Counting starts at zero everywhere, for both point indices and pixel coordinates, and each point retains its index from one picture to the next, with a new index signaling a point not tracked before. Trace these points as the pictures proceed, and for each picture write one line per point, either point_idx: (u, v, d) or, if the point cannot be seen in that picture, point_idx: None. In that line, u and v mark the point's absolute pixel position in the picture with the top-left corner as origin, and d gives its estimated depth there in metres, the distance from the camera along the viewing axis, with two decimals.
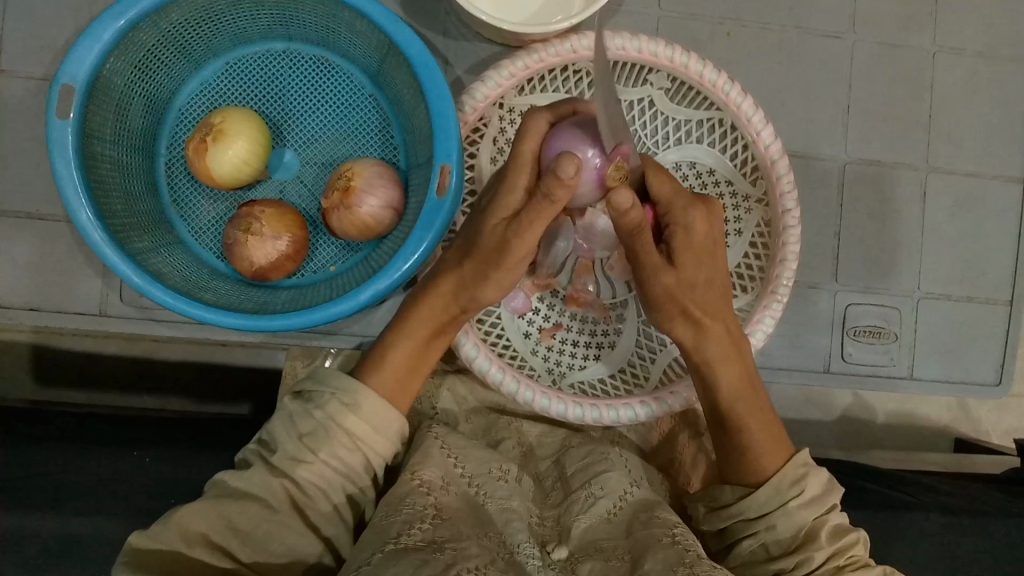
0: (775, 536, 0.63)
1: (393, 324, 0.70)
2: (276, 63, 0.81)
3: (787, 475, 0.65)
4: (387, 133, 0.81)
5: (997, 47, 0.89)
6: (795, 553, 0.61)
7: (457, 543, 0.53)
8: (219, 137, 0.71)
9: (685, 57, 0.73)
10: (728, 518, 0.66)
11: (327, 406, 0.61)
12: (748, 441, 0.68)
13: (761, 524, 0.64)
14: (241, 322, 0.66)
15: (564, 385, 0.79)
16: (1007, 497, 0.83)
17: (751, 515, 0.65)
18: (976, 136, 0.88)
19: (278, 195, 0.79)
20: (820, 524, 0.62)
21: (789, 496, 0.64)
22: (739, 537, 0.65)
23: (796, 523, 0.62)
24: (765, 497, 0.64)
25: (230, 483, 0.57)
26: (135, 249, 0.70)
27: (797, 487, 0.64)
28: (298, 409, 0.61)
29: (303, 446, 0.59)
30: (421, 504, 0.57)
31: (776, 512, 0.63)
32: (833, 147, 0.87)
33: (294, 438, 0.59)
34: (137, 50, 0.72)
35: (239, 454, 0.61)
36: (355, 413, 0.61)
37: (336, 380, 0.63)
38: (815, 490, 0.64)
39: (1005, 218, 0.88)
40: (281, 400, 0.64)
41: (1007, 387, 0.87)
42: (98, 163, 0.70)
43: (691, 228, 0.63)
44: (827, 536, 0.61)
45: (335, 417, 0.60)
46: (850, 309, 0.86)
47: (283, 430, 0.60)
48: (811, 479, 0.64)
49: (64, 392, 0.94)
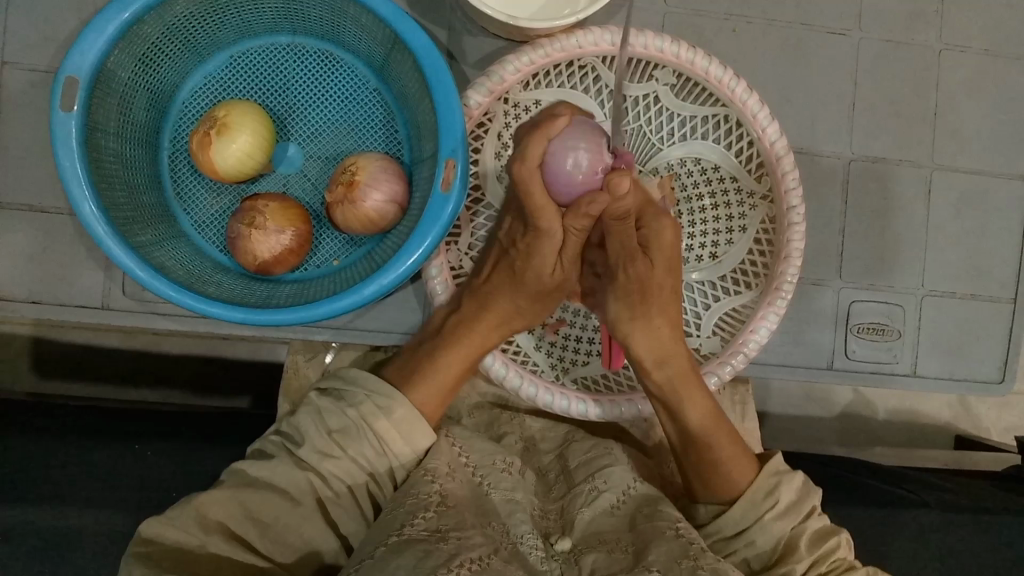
0: (754, 552, 0.63)
1: (433, 341, 0.71)
2: (280, 57, 0.80)
3: (760, 488, 0.65)
4: (391, 128, 0.80)
5: (1003, 44, 0.89)
6: (777, 566, 0.61)
7: (461, 533, 0.52)
8: (223, 130, 0.71)
9: (691, 54, 0.72)
10: (706, 537, 0.66)
11: (362, 407, 0.62)
12: (715, 458, 0.67)
13: (741, 541, 0.64)
14: (245, 316, 0.66)
15: (567, 380, 0.79)
16: (1008, 495, 0.83)
17: (728, 533, 0.65)
18: (981, 133, 0.88)
19: (281, 189, 0.79)
20: (799, 533, 0.62)
21: (764, 510, 0.64)
22: (720, 556, 0.65)
23: (774, 535, 0.62)
24: (740, 513, 0.64)
25: (252, 474, 0.57)
26: (139, 242, 0.70)
27: (771, 499, 0.64)
28: (329, 406, 0.62)
29: (332, 442, 0.60)
30: (425, 491, 0.57)
31: (754, 527, 0.63)
32: (838, 145, 0.86)
33: (323, 432, 0.60)
34: (141, 43, 0.71)
35: (259, 443, 0.61)
36: (387, 416, 0.62)
37: (369, 382, 0.64)
38: (789, 498, 0.64)
39: (1008, 216, 0.88)
40: (308, 395, 0.64)
41: (1010, 385, 0.87)
42: (101, 156, 0.70)
43: (662, 233, 0.68)
44: (806, 545, 0.61)
45: (368, 418, 0.61)
46: (853, 307, 0.86)
47: (310, 424, 0.61)
48: (784, 488, 0.64)
49: (66, 385, 0.93)
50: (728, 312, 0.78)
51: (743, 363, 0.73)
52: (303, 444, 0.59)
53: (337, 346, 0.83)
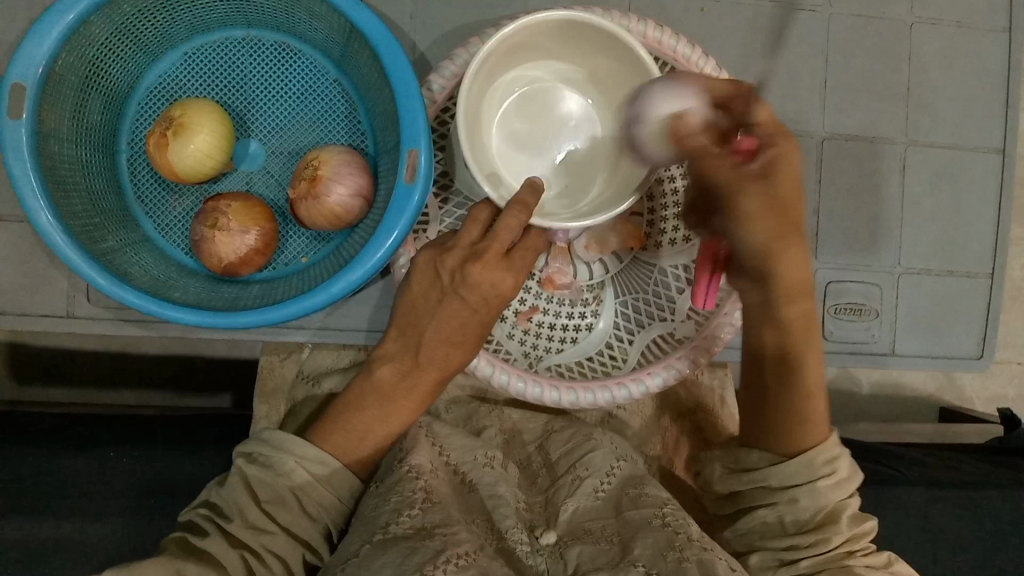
0: (795, 511, 0.59)
1: (368, 397, 0.64)
2: (236, 52, 0.78)
3: (821, 453, 0.60)
4: (354, 119, 0.78)
5: (974, 16, 0.87)
6: (812, 531, 0.58)
7: (447, 529, 0.52)
8: (180, 130, 0.69)
9: (658, 33, 0.70)
10: (748, 483, 0.62)
11: (294, 475, 0.58)
12: (808, 413, 0.61)
13: (782, 496, 0.60)
14: (211, 320, 0.65)
15: (541, 368, 0.78)
16: (990, 467, 0.83)
17: (773, 484, 0.61)
18: (955, 107, 0.87)
19: (244, 187, 0.77)
20: (842, 507, 0.59)
21: (819, 474, 0.59)
22: (753, 506, 0.62)
23: (822, 501, 0.59)
24: (795, 469, 0.60)
25: (190, 543, 0.54)
26: (99, 249, 0.69)
27: (830, 467, 0.60)
28: (257, 474, 0.57)
29: (264, 515, 0.56)
30: (410, 489, 0.56)
31: (803, 487, 0.59)
32: (812, 123, 0.85)
33: (253, 504, 0.56)
34: (89, 45, 0.69)
35: (187, 515, 0.57)
36: (321, 483, 0.58)
37: (298, 445, 0.59)
38: (845, 471, 0.60)
39: (985, 189, 0.87)
40: (233, 463, 0.58)
41: (989, 360, 0.87)
42: (56, 163, 0.68)
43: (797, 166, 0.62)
44: (847, 521, 0.58)
45: (301, 486, 0.58)
46: (832, 286, 0.85)
47: (239, 495, 0.56)
48: (844, 461, 0.60)
49: (42, 390, 0.93)
50: (661, 335, 0.77)
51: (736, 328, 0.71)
52: (234, 517, 0.55)
53: (310, 347, 0.82)
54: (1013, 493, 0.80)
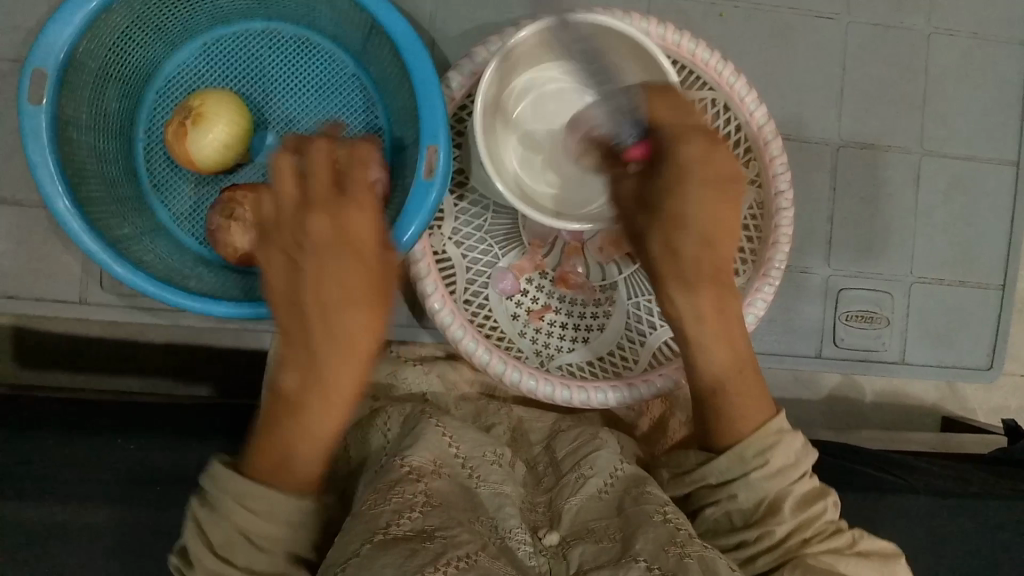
0: (737, 505, 0.60)
1: (287, 416, 0.59)
2: (256, 44, 0.78)
3: (750, 445, 0.60)
4: (371, 114, 0.79)
5: (992, 28, 0.87)
6: (756, 525, 0.59)
7: (447, 531, 0.52)
8: (199, 120, 0.69)
9: (678, 36, 0.70)
10: (691, 483, 0.63)
11: (237, 516, 0.54)
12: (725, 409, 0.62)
13: (723, 493, 0.61)
14: (226, 310, 0.65)
15: (552, 367, 0.78)
16: (995, 477, 0.84)
17: (712, 481, 0.62)
18: (970, 118, 0.87)
19: (261, 178, 0.77)
20: (783, 496, 0.59)
21: (751, 467, 0.60)
22: (703, 504, 0.63)
23: (758, 493, 0.59)
24: (727, 465, 0.60)
25: None
26: (114, 237, 0.69)
27: (761, 458, 0.60)
28: (208, 521, 0.54)
29: (222, 561, 0.53)
30: (410, 491, 0.55)
31: (738, 482, 0.60)
32: (826, 130, 0.85)
33: (208, 553, 0.53)
34: (110, 32, 0.69)
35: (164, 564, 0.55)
36: (266, 519, 0.54)
37: (235, 483, 0.54)
38: (782, 460, 0.60)
39: (997, 201, 0.87)
40: (188, 506, 0.56)
41: (998, 371, 0.87)
42: (74, 150, 0.68)
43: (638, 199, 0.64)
44: (790, 510, 0.59)
45: (248, 526, 0.54)
46: (842, 292, 0.85)
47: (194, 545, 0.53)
48: (781, 449, 0.60)
49: (48, 376, 0.92)
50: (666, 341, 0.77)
51: (751, 323, 0.72)
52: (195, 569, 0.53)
53: None
54: (1018, 504, 0.80)
